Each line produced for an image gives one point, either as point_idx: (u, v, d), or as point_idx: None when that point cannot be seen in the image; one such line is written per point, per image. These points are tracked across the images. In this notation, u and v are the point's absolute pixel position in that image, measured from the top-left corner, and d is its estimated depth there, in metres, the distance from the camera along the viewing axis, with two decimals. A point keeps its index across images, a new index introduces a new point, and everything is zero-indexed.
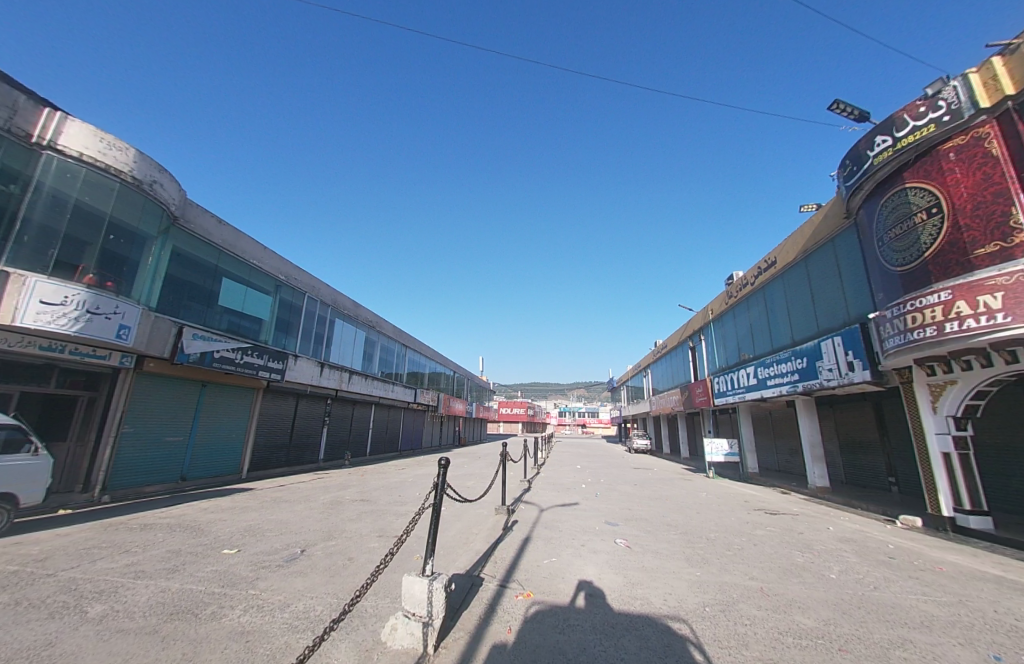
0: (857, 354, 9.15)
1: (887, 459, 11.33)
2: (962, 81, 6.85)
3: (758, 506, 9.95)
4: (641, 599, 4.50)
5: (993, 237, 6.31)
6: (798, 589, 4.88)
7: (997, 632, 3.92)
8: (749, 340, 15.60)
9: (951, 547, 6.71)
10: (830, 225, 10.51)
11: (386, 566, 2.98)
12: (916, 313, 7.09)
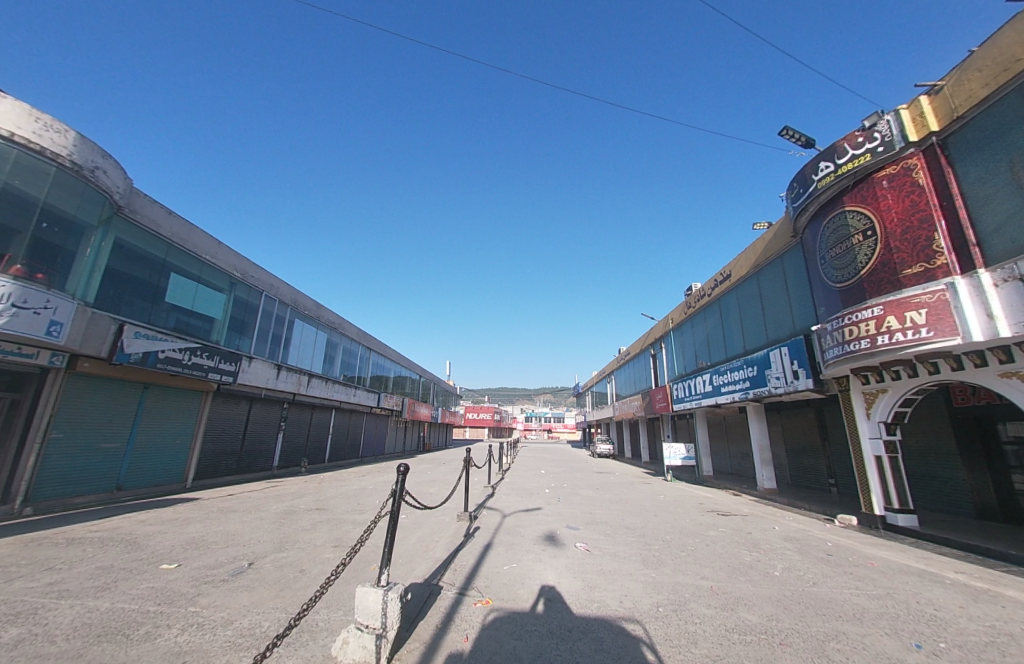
0: (802, 363, 9.75)
1: (827, 461, 12.15)
2: (894, 116, 7.49)
3: (711, 507, 10.38)
4: (598, 601, 4.58)
5: (919, 258, 6.92)
6: (745, 587, 5.12)
7: (919, 622, 4.27)
8: (705, 348, 16.33)
9: (881, 543, 7.25)
10: (779, 242, 11.21)
11: (332, 582, 2.86)
12: (853, 327, 7.68)
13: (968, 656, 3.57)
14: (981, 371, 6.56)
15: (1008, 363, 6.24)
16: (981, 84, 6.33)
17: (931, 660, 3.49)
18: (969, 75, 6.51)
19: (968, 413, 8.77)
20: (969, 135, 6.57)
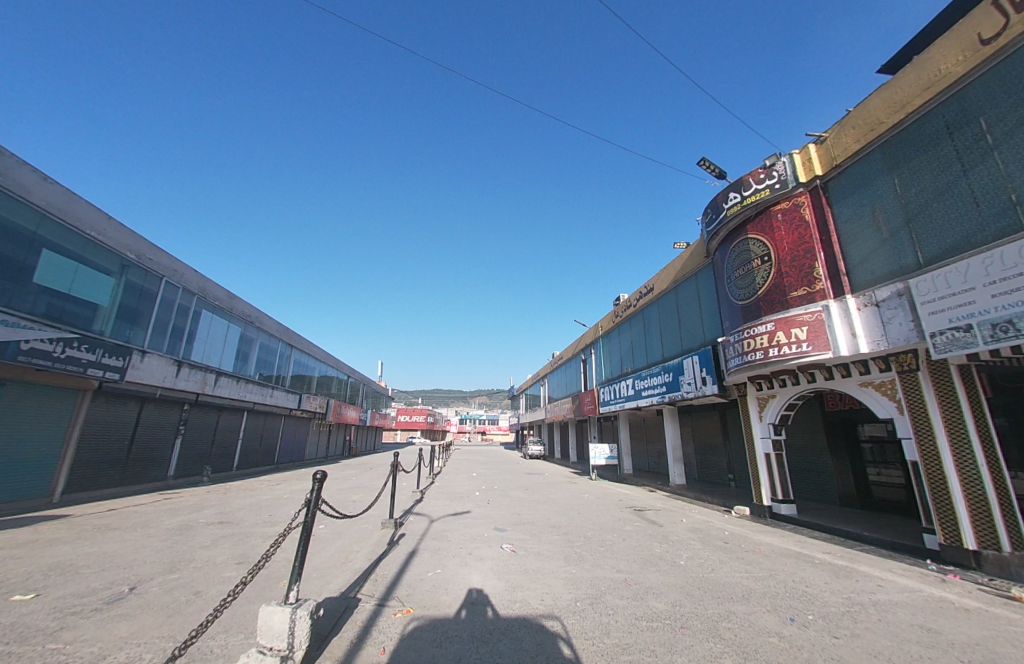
0: (710, 371, 10.82)
1: (728, 459, 13.59)
2: (789, 158, 8.64)
3: (630, 504, 11.09)
4: (520, 601, 4.69)
5: (804, 283, 8.04)
6: (655, 577, 5.55)
7: (793, 598, 4.94)
8: (629, 355, 17.48)
9: (767, 530, 8.27)
10: (695, 261, 12.36)
11: (214, 618, 2.67)
12: (750, 340, 8.69)
13: (828, 625, 4.20)
14: (845, 380, 7.78)
15: (865, 374, 7.46)
16: (854, 139, 7.52)
17: (801, 631, 4.05)
18: (845, 131, 7.72)
19: (836, 416, 10.36)
20: (843, 182, 7.78)
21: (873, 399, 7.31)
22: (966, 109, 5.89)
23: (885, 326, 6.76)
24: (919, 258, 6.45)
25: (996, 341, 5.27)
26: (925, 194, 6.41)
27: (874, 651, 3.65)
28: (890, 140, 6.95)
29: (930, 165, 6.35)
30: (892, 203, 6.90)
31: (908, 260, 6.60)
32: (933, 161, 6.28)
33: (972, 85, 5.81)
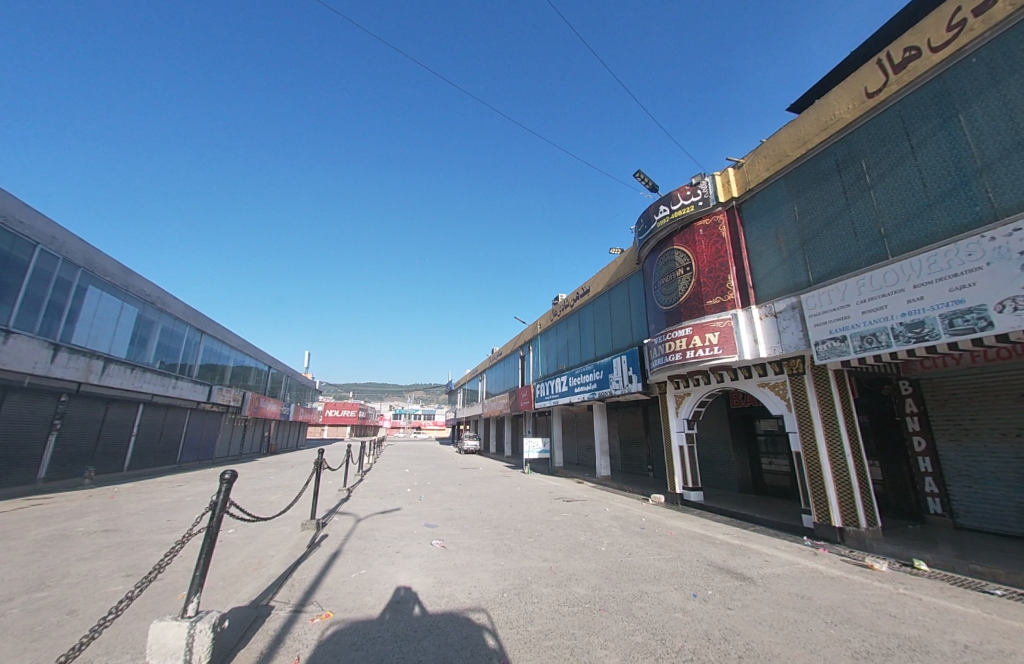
0: (636, 370, 11.60)
1: (648, 451, 14.70)
2: (711, 179, 9.48)
3: (559, 495, 11.57)
4: (448, 596, 4.70)
5: (718, 293, 8.91)
6: (578, 564, 5.86)
7: (696, 576, 5.50)
8: (564, 353, 18.13)
9: (678, 515, 9.10)
10: (627, 267, 13.14)
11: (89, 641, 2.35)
12: (671, 342, 9.45)
13: (724, 598, 4.74)
14: (747, 381, 8.77)
15: (763, 376, 8.48)
16: (765, 168, 8.45)
17: (701, 605, 4.53)
18: (758, 159, 8.64)
19: (739, 412, 11.66)
20: (753, 204, 8.72)
21: (769, 398, 8.32)
22: (852, 152, 6.87)
23: (781, 335, 7.73)
24: (809, 276, 7.44)
25: (863, 350, 6.25)
26: (817, 222, 7.40)
27: (758, 618, 4.19)
28: (793, 171, 7.91)
29: (822, 197, 7.33)
30: (791, 227, 7.87)
31: (801, 277, 7.58)
32: (825, 193, 7.26)
33: (858, 130, 6.79)
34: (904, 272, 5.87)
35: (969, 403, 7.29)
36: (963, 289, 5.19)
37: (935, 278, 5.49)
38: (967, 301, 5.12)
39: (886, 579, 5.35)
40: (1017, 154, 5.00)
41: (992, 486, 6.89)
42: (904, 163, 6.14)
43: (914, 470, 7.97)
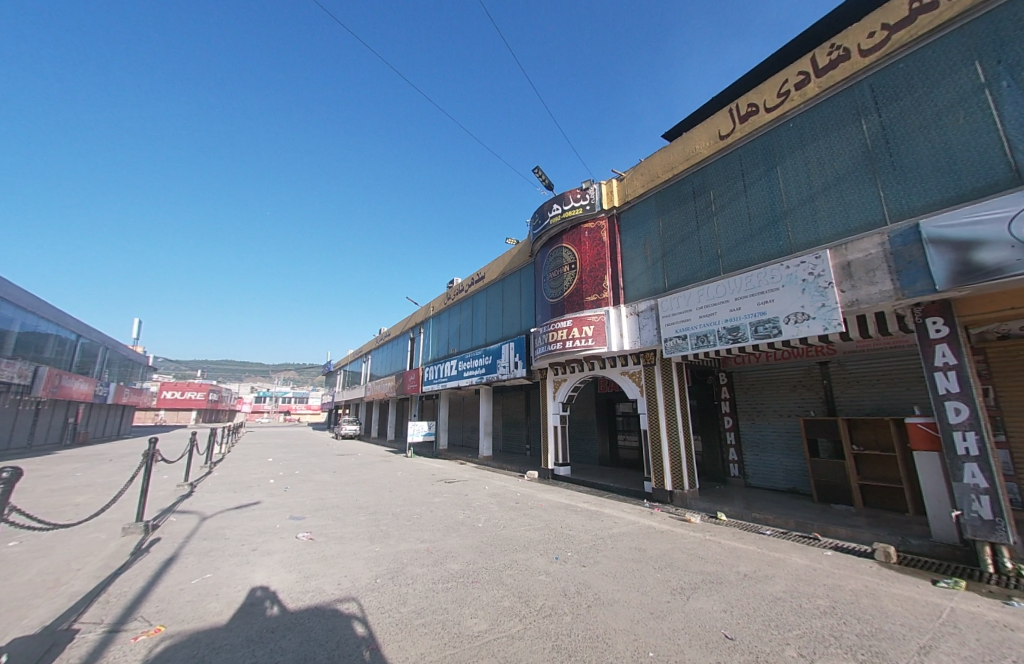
0: (522, 356, 12.29)
1: (527, 431, 15.81)
2: (598, 186, 10.41)
3: (441, 477, 11.71)
4: (314, 590, 4.42)
5: (596, 291, 9.94)
6: (455, 541, 6.06)
7: (560, 541, 6.19)
8: (455, 337, 18.19)
9: (549, 489, 10.03)
10: (521, 258, 13.71)
11: None
12: (554, 332, 10.25)
13: (580, 557, 5.45)
14: (612, 369, 10.00)
15: (624, 366, 9.78)
16: (640, 184, 9.59)
17: (561, 566, 5.14)
18: (636, 175, 9.76)
19: (605, 396, 13.25)
20: (629, 215, 9.84)
21: (628, 385, 9.64)
22: (705, 182, 8.22)
23: (640, 332, 8.99)
24: (665, 283, 8.73)
25: (698, 347, 7.67)
26: (675, 238, 8.70)
27: (606, 571, 4.93)
28: (661, 191, 9.13)
29: (681, 216, 8.63)
30: (656, 239, 9.10)
31: (660, 283, 8.85)
32: (683, 215, 8.57)
33: (711, 164, 8.14)
34: (729, 287, 7.33)
35: (761, 391, 9.53)
36: (766, 304, 6.75)
37: (750, 294, 7.01)
38: (768, 313, 6.69)
39: (698, 528, 6.76)
40: (808, 204, 6.56)
41: (769, 453, 9.18)
42: (738, 198, 7.58)
43: (723, 442, 10.13)
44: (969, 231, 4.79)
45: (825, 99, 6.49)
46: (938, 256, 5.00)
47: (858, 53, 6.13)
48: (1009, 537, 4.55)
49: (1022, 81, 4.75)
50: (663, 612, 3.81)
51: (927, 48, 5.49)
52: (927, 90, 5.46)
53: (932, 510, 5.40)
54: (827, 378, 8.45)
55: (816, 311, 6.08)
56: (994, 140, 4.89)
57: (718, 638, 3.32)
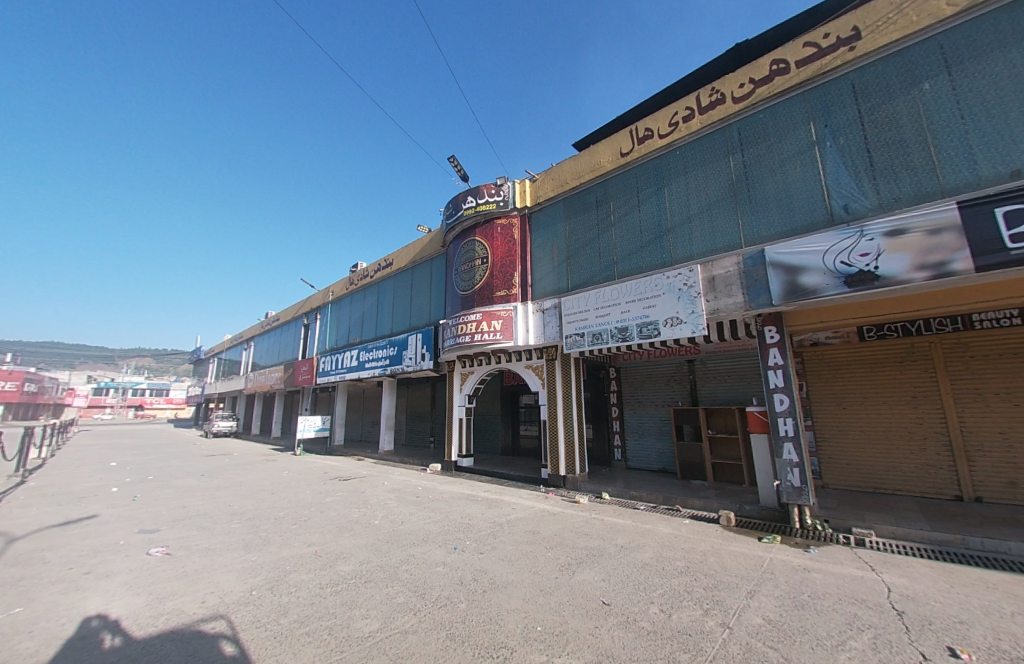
0: (429, 348, 12.08)
1: (431, 424, 15.59)
2: (512, 184, 10.63)
3: (335, 475, 10.94)
4: (170, 612, 3.79)
5: (506, 286, 10.18)
6: (347, 542, 5.73)
7: (459, 531, 6.27)
8: (357, 326, 17.05)
9: (451, 480, 10.04)
10: (432, 247, 13.38)
11: None
12: (463, 325, 10.28)
13: (478, 545, 5.59)
14: (518, 363, 10.38)
15: (529, 360, 10.21)
16: (550, 188, 10.04)
17: (459, 555, 5.21)
18: (547, 179, 10.17)
19: (509, 389, 13.70)
20: (540, 216, 10.25)
21: (531, 377, 10.10)
22: (607, 193, 8.93)
23: (545, 328, 9.47)
24: (569, 284, 9.31)
25: (594, 344, 8.37)
26: (579, 242, 9.31)
27: (502, 556, 5.14)
28: (569, 197, 9.68)
29: (585, 223, 9.25)
30: (563, 241, 9.63)
31: (564, 284, 9.41)
32: (587, 221, 9.21)
33: (613, 178, 8.87)
34: (622, 291, 8.11)
35: (643, 384, 10.76)
36: (650, 308, 7.63)
37: (638, 298, 7.85)
38: (651, 316, 7.58)
39: (586, 508, 7.42)
40: (688, 223, 7.54)
41: (647, 438, 10.44)
42: (634, 212, 8.39)
43: (611, 430, 11.23)
44: (797, 259, 6.01)
45: (705, 134, 7.52)
46: (776, 277, 6.18)
47: (731, 99, 7.23)
48: (810, 498, 5.89)
49: (837, 144, 6.10)
50: (551, 588, 4.12)
51: (779, 106, 6.71)
52: (777, 140, 6.68)
53: (761, 481, 6.72)
54: (693, 374, 9.88)
55: (688, 317, 7.08)
56: (818, 188, 6.19)
57: (597, 606, 3.70)
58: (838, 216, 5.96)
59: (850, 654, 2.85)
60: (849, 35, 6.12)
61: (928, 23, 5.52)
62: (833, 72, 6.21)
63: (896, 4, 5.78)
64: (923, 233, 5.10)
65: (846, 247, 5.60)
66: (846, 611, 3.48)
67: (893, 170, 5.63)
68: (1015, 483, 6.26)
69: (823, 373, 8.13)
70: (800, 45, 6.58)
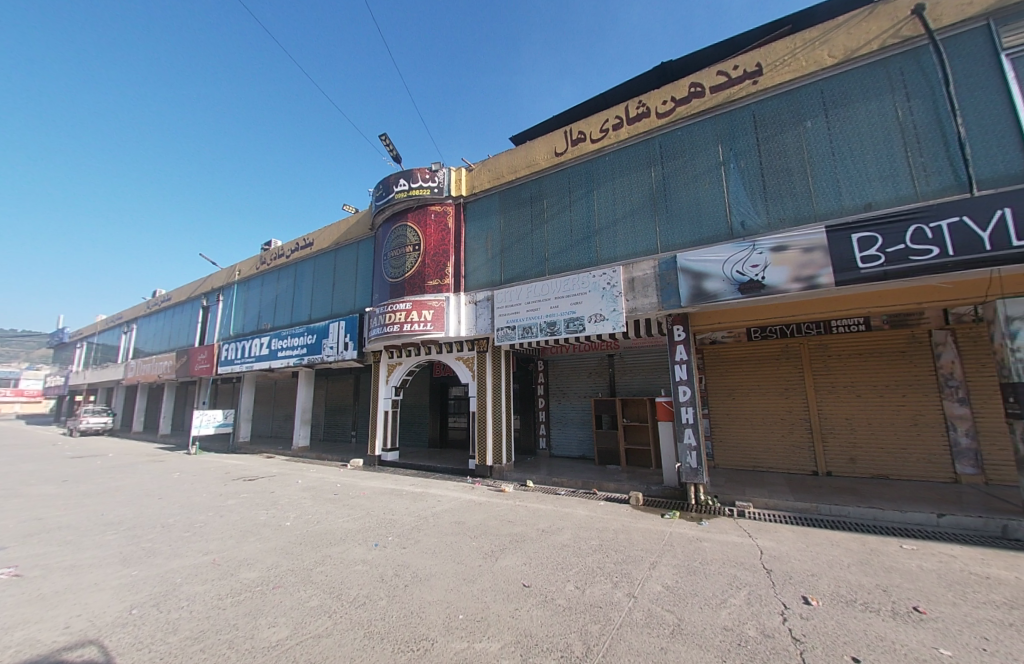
0: (353, 338, 11.44)
1: (353, 417, 14.80)
2: (447, 171, 10.38)
3: (239, 475, 9.91)
4: (16, 645, 3.15)
5: (437, 276, 9.96)
6: (252, 546, 5.24)
7: (380, 527, 6.08)
8: (269, 310, 15.49)
9: (373, 476, 9.66)
10: (359, 230, 12.59)
11: None
12: (391, 314, 9.92)
13: (401, 540, 5.47)
14: (448, 354, 10.27)
15: (459, 351, 10.16)
16: (486, 179, 10.00)
17: (380, 552, 5.06)
18: (483, 170, 10.10)
19: (438, 381, 13.51)
20: (474, 206, 10.16)
21: (461, 369, 10.06)
22: (541, 190, 9.14)
23: (476, 320, 9.46)
24: (501, 277, 9.39)
25: (523, 338, 8.57)
26: (512, 236, 9.42)
27: (425, 548, 5.10)
28: (505, 190, 9.72)
29: (519, 218, 9.38)
30: (496, 234, 9.67)
31: (497, 277, 9.47)
32: (521, 217, 9.35)
33: (546, 176, 9.09)
34: (551, 287, 8.40)
35: (567, 377, 11.28)
36: (576, 305, 8.02)
37: (566, 295, 8.19)
38: (577, 312, 7.97)
39: (511, 496, 7.63)
40: (613, 226, 8.01)
41: (570, 428, 11.00)
42: (565, 211, 8.70)
43: (536, 421, 11.64)
44: (703, 266, 6.73)
45: (632, 143, 8.02)
46: (685, 281, 6.86)
47: (655, 113, 7.79)
48: (703, 478, 6.69)
49: (740, 167, 6.89)
50: (474, 576, 4.19)
51: (695, 125, 7.38)
52: (692, 156, 7.35)
53: (666, 464, 7.47)
54: (613, 368, 10.59)
55: (610, 314, 7.57)
56: (723, 204, 6.96)
57: (518, 588, 3.85)
58: (737, 230, 6.77)
59: (730, 609, 3.32)
60: (753, 70, 6.93)
61: (812, 70, 6.45)
62: (740, 102, 6.99)
63: (789, 50, 6.67)
64: (798, 250, 6.01)
65: (741, 258, 6.39)
66: (728, 573, 4.04)
67: (781, 194, 6.52)
68: (853, 458, 7.73)
69: (720, 368, 9.21)
70: (714, 72, 7.30)
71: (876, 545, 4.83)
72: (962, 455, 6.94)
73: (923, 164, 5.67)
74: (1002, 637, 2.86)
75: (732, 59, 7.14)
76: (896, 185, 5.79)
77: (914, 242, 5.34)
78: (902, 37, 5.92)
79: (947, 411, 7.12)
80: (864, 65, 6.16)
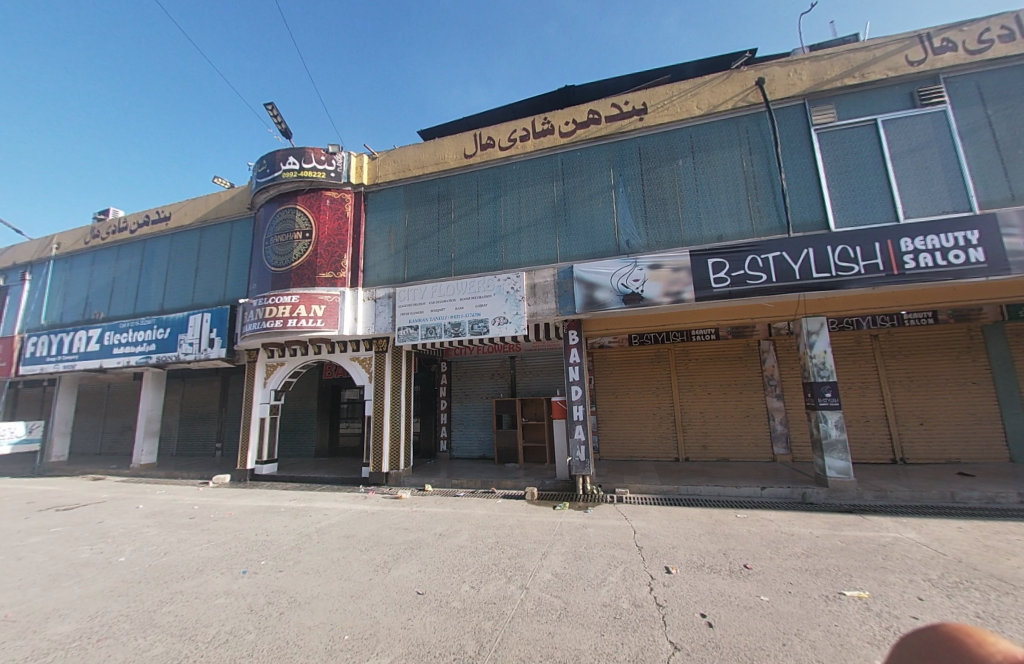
0: (221, 334, 9.89)
1: (219, 426, 12.73)
2: (346, 156, 9.63)
3: (48, 504, 7.74)
4: None
5: (331, 268, 9.15)
6: (67, 593, 4.13)
7: (251, 550, 5.30)
8: (101, 295, 12.45)
9: (243, 493, 8.40)
10: (235, 208, 10.93)
11: None
12: (273, 307, 8.86)
13: (276, 563, 4.84)
14: (341, 354, 9.50)
15: (355, 351, 9.46)
16: (391, 171, 9.53)
17: (250, 579, 4.41)
18: (388, 160, 9.61)
19: (329, 383, 12.41)
20: (377, 198, 9.59)
21: (356, 370, 9.39)
22: (449, 189, 9.04)
23: (375, 318, 8.93)
24: (404, 274, 9.00)
25: (426, 338, 8.37)
26: (418, 233, 9.12)
27: (307, 568, 4.61)
28: (411, 184, 9.37)
29: (425, 215, 9.14)
30: (400, 230, 9.26)
31: (399, 274, 9.05)
32: (427, 214, 9.12)
33: (455, 175, 9.03)
34: (455, 288, 8.36)
35: (469, 378, 11.33)
36: (480, 307, 8.12)
37: (470, 296, 8.24)
38: (481, 314, 8.07)
39: (407, 502, 7.35)
40: (517, 234, 8.31)
41: (471, 429, 11.05)
42: (472, 213, 8.75)
43: (436, 423, 11.42)
44: (595, 277, 7.37)
45: (537, 156, 8.43)
46: (579, 290, 7.43)
47: (559, 132, 8.33)
48: (590, 470, 7.33)
49: (627, 191, 7.73)
50: (364, 591, 3.93)
51: (592, 148, 8.08)
52: (589, 176, 8.02)
53: (559, 460, 7.97)
54: (513, 369, 10.94)
55: (512, 317, 7.83)
56: (613, 223, 7.72)
57: (411, 597, 3.72)
58: (624, 248, 7.57)
59: (609, 587, 3.68)
60: (640, 108, 7.86)
61: (684, 117, 7.58)
62: (629, 133, 7.86)
63: (668, 95, 7.72)
64: (669, 268, 6.98)
65: (625, 272, 7.17)
66: (608, 554, 4.47)
67: (658, 219, 7.49)
68: (705, 445, 9.21)
69: (606, 369, 10.16)
70: (608, 104, 8.09)
71: (719, 516, 5.83)
72: (778, 438, 8.80)
73: (758, 207, 7.05)
74: (800, 580, 3.68)
75: (624, 95, 7.99)
76: (740, 222, 7.10)
77: (750, 269, 6.63)
78: (748, 102, 7.31)
79: (769, 404, 8.96)
80: (722, 120, 7.45)
